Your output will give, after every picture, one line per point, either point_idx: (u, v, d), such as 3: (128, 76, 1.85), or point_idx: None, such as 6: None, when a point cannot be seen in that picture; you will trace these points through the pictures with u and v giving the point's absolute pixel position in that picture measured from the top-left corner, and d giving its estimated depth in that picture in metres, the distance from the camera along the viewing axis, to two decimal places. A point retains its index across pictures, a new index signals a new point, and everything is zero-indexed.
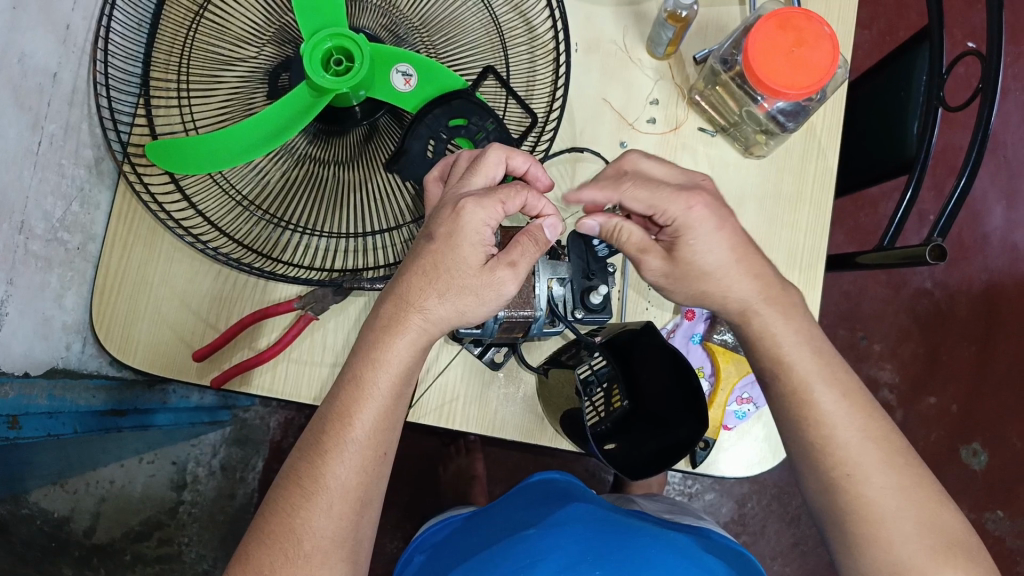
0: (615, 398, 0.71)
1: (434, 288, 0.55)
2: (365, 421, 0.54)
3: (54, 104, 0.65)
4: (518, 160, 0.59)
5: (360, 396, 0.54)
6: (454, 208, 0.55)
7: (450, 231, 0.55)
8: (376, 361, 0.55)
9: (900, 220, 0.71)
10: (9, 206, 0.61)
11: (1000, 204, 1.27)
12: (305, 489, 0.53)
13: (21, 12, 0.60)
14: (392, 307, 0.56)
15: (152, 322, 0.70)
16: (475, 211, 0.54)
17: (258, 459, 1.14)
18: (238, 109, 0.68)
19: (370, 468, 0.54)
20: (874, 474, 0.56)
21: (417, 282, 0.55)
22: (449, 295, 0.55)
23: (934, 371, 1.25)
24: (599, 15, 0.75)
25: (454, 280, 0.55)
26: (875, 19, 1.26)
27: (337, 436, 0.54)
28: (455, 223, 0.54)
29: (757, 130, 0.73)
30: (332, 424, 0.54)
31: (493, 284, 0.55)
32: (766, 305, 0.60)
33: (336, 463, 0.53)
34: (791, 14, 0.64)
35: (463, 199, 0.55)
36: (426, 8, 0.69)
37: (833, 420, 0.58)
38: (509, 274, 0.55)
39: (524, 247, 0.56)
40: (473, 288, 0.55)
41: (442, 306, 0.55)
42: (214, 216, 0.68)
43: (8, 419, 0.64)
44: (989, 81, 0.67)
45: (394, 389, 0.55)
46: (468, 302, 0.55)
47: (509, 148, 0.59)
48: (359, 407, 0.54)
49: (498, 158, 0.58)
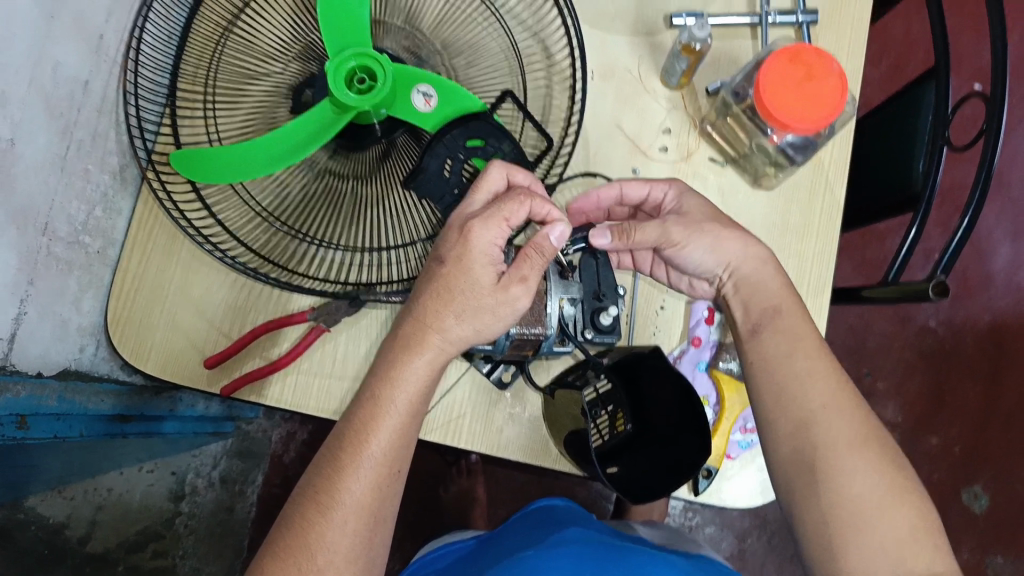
0: (620, 422, 0.69)
1: (452, 309, 0.56)
2: (382, 438, 0.55)
3: (84, 111, 0.66)
4: (519, 176, 0.61)
5: (377, 413, 0.55)
6: (462, 231, 0.56)
7: (459, 255, 0.56)
8: (394, 379, 0.56)
9: (905, 256, 0.73)
10: (35, 209, 0.63)
11: (1005, 243, 1.29)
12: (321, 505, 0.53)
13: (56, 21, 0.62)
14: (411, 325, 0.57)
15: (166, 328, 0.71)
16: (481, 232, 0.56)
17: (257, 473, 1.19)
18: (263, 123, 0.69)
19: (384, 485, 0.55)
20: (890, 515, 0.56)
21: (432, 305, 0.56)
22: (467, 316, 0.56)
23: (937, 409, 1.25)
24: (615, 43, 0.77)
25: (469, 301, 0.56)
26: (883, 56, 1.29)
27: (355, 453, 0.54)
28: (464, 247, 0.56)
29: (767, 162, 0.75)
30: (349, 442, 0.55)
31: (508, 301, 0.56)
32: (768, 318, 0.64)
33: (351, 479, 0.53)
34: (802, 49, 0.67)
35: (470, 220, 0.56)
36: (449, 32, 0.71)
37: (843, 442, 0.58)
38: (522, 290, 0.56)
39: (532, 261, 0.57)
40: (490, 308, 0.57)
41: (461, 327, 0.57)
42: (234, 227, 0.70)
43: (16, 419, 0.64)
44: (993, 122, 0.70)
45: (412, 406, 0.56)
46: (484, 320, 0.57)
47: (510, 165, 0.60)
48: (379, 424, 0.55)
49: (499, 173, 0.59)
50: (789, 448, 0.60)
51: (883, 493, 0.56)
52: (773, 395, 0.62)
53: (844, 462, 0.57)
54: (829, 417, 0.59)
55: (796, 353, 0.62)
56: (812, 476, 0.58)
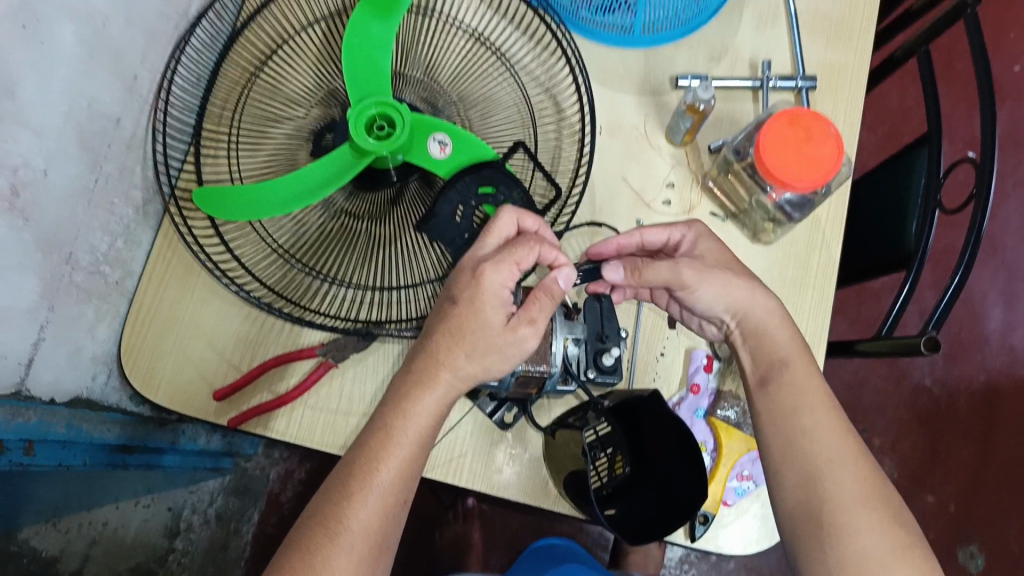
0: (619, 464, 0.71)
1: (463, 347, 0.58)
2: (391, 468, 0.56)
3: (114, 146, 0.69)
4: (529, 221, 0.63)
5: (387, 444, 0.56)
6: (474, 273, 0.58)
7: (472, 296, 0.58)
8: (406, 410, 0.57)
9: (898, 312, 0.75)
10: (61, 238, 0.64)
11: (998, 306, 1.32)
12: (328, 529, 0.54)
13: (96, 62, 0.64)
14: (423, 362, 0.58)
15: (177, 359, 0.73)
16: (493, 275, 0.58)
17: (253, 511, 1.19)
18: (283, 164, 0.71)
19: (389, 514, 0.56)
20: (890, 564, 0.56)
21: (445, 341, 0.58)
22: (477, 355, 0.58)
23: (932, 468, 1.26)
24: (623, 101, 0.81)
25: (479, 340, 0.58)
26: (880, 122, 1.34)
27: (364, 481, 0.55)
28: (476, 289, 0.58)
29: (766, 218, 0.78)
30: (359, 470, 0.56)
31: (515, 342, 0.58)
32: (771, 363, 0.66)
33: (359, 506, 0.55)
34: (800, 113, 0.70)
35: (482, 263, 0.58)
36: (465, 85, 0.74)
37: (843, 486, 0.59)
38: (529, 331, 0.58)
39: (542, 303, 0.59)
40: (498, 347, 0.58)
41: (470, 366, 0.58)
42: (251, 263, 0.72)
43: (23, 445, 0.65)
44: (983, 187, 0.73)
45: (421, 439, 0.58)
46: (493, 359, 0.58)
47: (519, 210, 0.63)
48: (388, 455, 0.56)
49: (510, 219, 0.62)
50: (796, 501, 0.61)
51: (889, 549, 0.57)
52: (780, 442, 0.63)
53: (844, 509, 0.59)
54: (836, 471, 0.60)
55: (801, 407, 0.63)
56: (817, 529, 0.59)
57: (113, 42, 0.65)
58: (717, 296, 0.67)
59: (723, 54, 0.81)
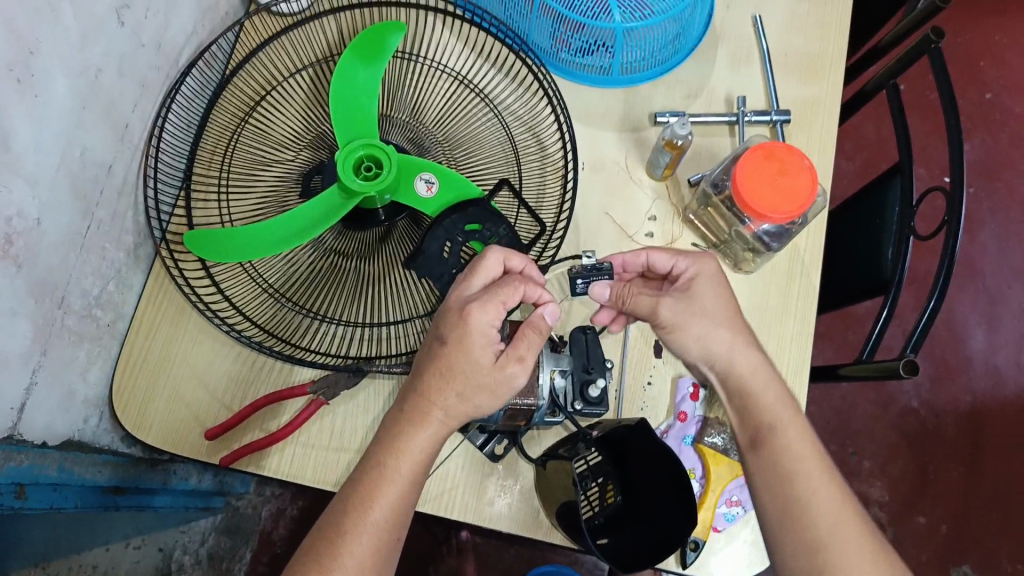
0: (609, 494, 0.73)
1: (453, 387, 0.59)
2: (384, 505, 0.57)
3: (106, 192, 0.70)
4: (515, 261, 0.64)
5: (382, 481, 0.57)
6: (461, 312, 0.59)
7: (460, 335, 0.59)
8: (398, 449, 0.58)
9: (877, 337, 0.77)
10: (53, 282, 0.65)
11: (980, 328, 1.34)
12: (321, 566, 0.54)
13: (88, 111, 0.66)
14: (413, 401, 0.59)
15: (168, 402, 0.74)
16: (479, 314, 0.59)
17: (246, 551, 1.15)
18: (274, 207, 0.72)
19: (384, 553, 0.56)
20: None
21: (435, 382, 0.59)
22: (467, 394, 0.59)
23: (923, 491, 1.27)
24: (604, 139, 0.84)
25: (470, 378, 0.59)
26: (858, 151, 1.37)
27: (358, 519, 0.56)
28: (464, 327, 0.59)
29: (745, 248, 0.80)
30: (353, 507, 0.56)
31: (504, 379, 0.59)
32: (765, 408, 0.62)
33: (353, 544, 0.55)
34: (774, 147, 0.73)
35: (469, 303, 0.59)
36: (450, 126, 0.77)
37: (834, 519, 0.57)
38: (518, 368, 0.59)
39: (530, 339, 0.61)
40: (487, 385, 0.59)
41: (461, 405, 0.59)
42: (242, 303, 0.73)
43: (14, 489, 0.66)
44: (954, 213, 0.76)
45: (413, 476, 0.58)
46: (481, 398, 0.59)
47: (506, 250, 0.63)
48: (381, 492, 0.57)
49: (497, 259, 0.63)
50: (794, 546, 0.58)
51: None
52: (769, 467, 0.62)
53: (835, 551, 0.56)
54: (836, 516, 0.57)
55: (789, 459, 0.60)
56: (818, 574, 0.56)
57: (107, 93, 0.68)
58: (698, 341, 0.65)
59: (700, 92, 0.84)
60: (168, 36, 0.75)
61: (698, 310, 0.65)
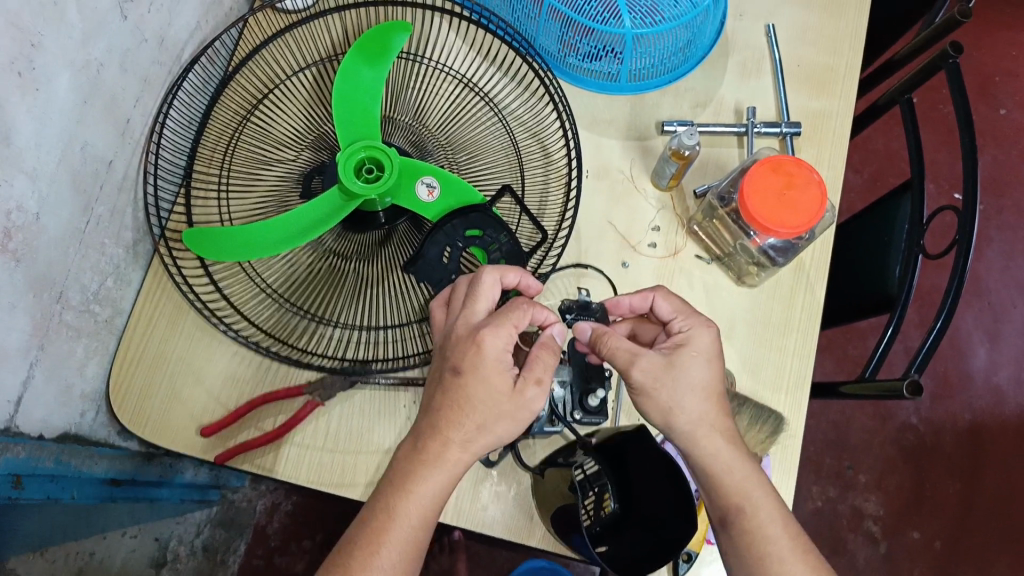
0: (606, 500, 0.66)
1: (473, 420, 0.58)
2: (393, 548, 0.57)
3: (106, 188, 0.70)
4: (511, 277, 0.63)
5: (388, 523, 0.57)
6: (475, 341, 0.58)
7: (474, 364, 0.58)
8: (409, 491, 0.57)
9: (882, 354, 0.76)
10: (51, 278, 0.65)
11: (983, 345, 1.32)
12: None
13: (90, 107, 0.66)
14: (427, 441, 0.58)
15: (164, 401, 0.74)
16: (492, 339, 0.58)
17: (240, 543, 1.21)
18: (275, 206, 0.72)
19: None
20: None
21: (450, 417, 0.58)
22: (488, 425, 0.58)
23: (919, 506, 1.26)
24: (609, 146, 0.83)
25: (488, 408, 0.58)
26: (866, 163, 1.35)
27: (364, 562, 0.56)
28: (477, 355, 0.58)
29: (750, 261, 0.79)
30: (361, 549, 0.57)
31: (525, 405, 0.59)
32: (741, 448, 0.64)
33: None
34: (783, 160, 0.72)
35: (481, 329, 0.59)
36: (453, 130, 0.76)
37: (793, 562, 0.61)
38: (537, 392, 0.59)
39: (544, 360, 0.60)
40: (508, 413, 0.58)
41: (481, 435, 0.58)
42: (240, 302, 0.73)
43: (12, 478, 0.65)
44: (964, 232, 0.74)
45: (423, 520, 0.58)
46: (504, 426, 0.58)
47: (501, 268, 0.62)
48: (390, 534, 0.57)
49: (494, 279, 0.61)
50: None
51: None
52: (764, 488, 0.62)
53: None
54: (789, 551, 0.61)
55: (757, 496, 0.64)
56: None
57: (109, 90, 0.68)
58: (659, 411, 0.63)
59: (708, 101, 0.83)
60: (170, 33, 0.75)
61: (670, 383, 0.62)
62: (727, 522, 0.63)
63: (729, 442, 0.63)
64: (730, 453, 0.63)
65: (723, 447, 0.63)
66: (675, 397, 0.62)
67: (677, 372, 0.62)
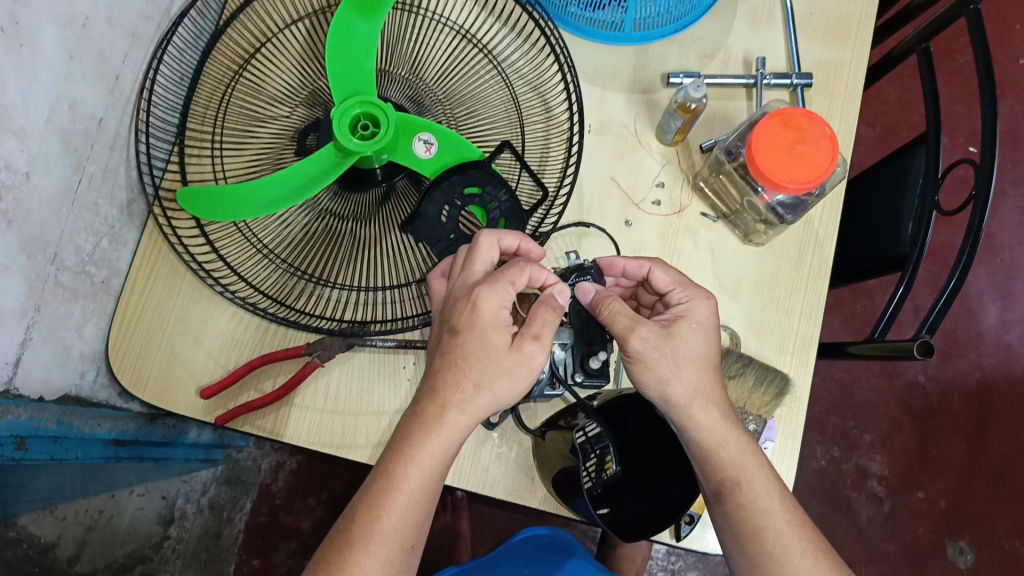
0: (608, 463, 0.65)
1: (470, 378, 0.57)
2: (395, 514, 0.57)
3: (97, 147, 0.68)
4: (508, 240, 0.62)
5: (388, 489, 0.57)
6: (470, 299, 0.58)
7: (471, 321, 0.57)
8: (407, 455, 0.57)
9: (892, 314, 0.74)
10: (45, 238, 0.64)
11: (995, 303, 1.30)
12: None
13: (78, 62, 0.64)
14: (427, 404, 0.58)
15: (164, 360, 0.74)
16: (489, 298, 0.58)
17: (246, 501, 1.23)
18: (269, 163, 0.71)
19: (395, 562, 0.57)
20: None
21: (450, 376, 0.57)
22: (485, 383, 0.57)
23: (923, 465, 1.26)
24: (612, 100, 0.80)
25: (484, 364, 0.57)
26: (878, 117, 1.31)
27: (367, 529, 0.56)
28: (474, 313, 0.57)
29: (757, 219, 0.77)
30: (362, 516, 0.57)
31: (523, 360, 0.57)
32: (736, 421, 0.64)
33: (364, 555, 0.56)
34: (794, 113, 0.69)
35: (476, 288, 0.58)
36: (451, 83, 0.74)
37: (790, 533, 0.63)
38: (536, 347, 0.57)
39: (545, 317, 0.58)
40: (505, 369, 0.57)
41: (479, 394, 0.57)
42: (236, 263, 0.72)
43: (14, 440, 0.66)
44: (981, 187, 0.71)
45: (423, 484, 0.57)
46: (502, 383, 0.57)
47: (498, 231, 0.61)
48: (390, 500, 0.57)
49: (491, 242, 0.60)
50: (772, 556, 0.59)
51: None
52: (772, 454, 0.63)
53: None
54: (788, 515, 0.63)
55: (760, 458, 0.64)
56: None
57: (97, 45, 0.66)
58: (654, 384, 0.62)
59: (716, 52, 0.80)
60: None
61: (668, 353, 0.61)
62: (726, 490, 0.63)
63: (725, 414, 0.64)
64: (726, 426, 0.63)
65: (720, 419, 0.63)
66: (673, 369, 0.61)
67: (676, 342, 0.62)
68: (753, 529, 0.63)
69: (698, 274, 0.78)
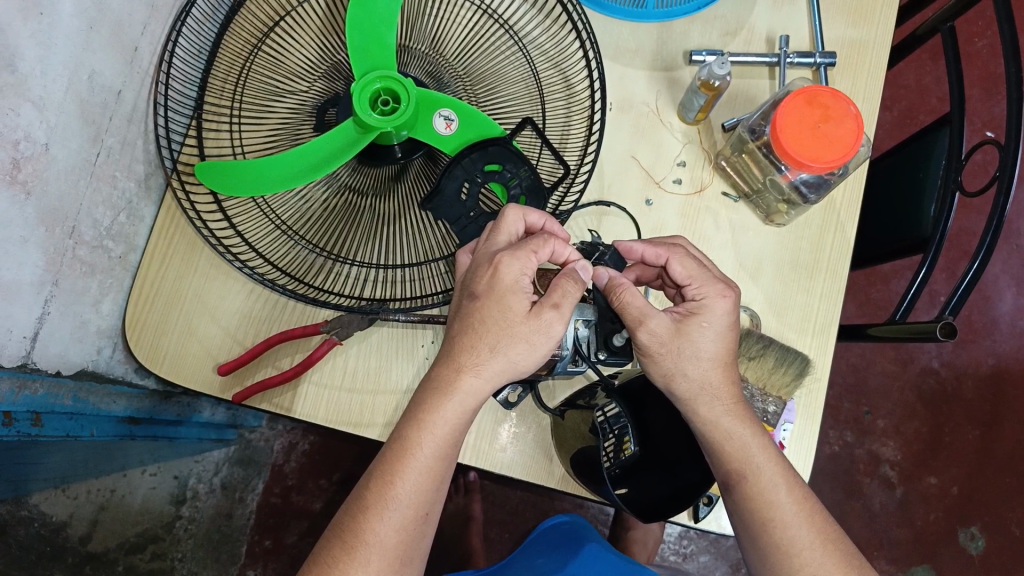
0: (626, 442, 0.63)
1: (485, 342, 0.56)
2: (408, 480, 0.56)
3: (115, 119, 0.68)
4: (534, 217, 0.61)
5: (403, 455, 0.56)
6: (491, 263, 0.57)
7: (491, 287, 0.57)
8: (423, 421, 0.57)
9: (913, 296, 0.73)
10: (64, 211, 0.64)
11: (1010, 290, 1.29)
12: (346, 543, 0.56)
13: (96, 32, 0.63)
14: (442, 369, 0.57)
15: (181, 334, 0.73)
16: (511, 264, 0.57)
17: (258, 481, 1.23)
18: (287, 138, 0.70)
19: (410, 529, 0.56)
20: None
21: (468, 342, 0.57)
22: (501, 347, 0.56)
23: (936, 452, 1.26)
24: (633, 78, 0.79)
25: (503, 331, 0.56)
26: (896, 101, 1.30)
27: (380, 495, 0.56)
28: (494, 279, 0.57)
29: (779, 199, 0.76)
30: (375, 482, 0.57)
31: (541, 328, 0.56)
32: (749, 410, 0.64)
33: (378, 521, 0.56)
34: (818, 90, 0.68)
35: (499, 253, 0.57)
36: (471, 59, 0.73)
37: (801, 524, 0.62)
38: (554, 315, 0.56)
39: (565, 288, 0.57)
40: (523, 335, 0.56)
41: (494, 359, 0.56)
42: (254, 238, 0.71)
43: (32, 416, 0.65)
44: (1006, 168, 0.70)
45: (438, 451, 0.57)
46: (519, 351, 0.56)
47: (525, 207, 0.61)
48: (405, 467, 0.56)
49: (517, 216, 0.60)
50: None
51: None
52: None
53: None
54: (798, 498, 0.63)
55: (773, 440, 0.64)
56: None
57: (114, 15, 0.65)
58: (661, 377, 0.63)
59: (740, 29, 0.79)
60: None
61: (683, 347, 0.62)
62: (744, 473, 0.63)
63: (738, 402, 0.64)
64: (735, 416, 0.63)
65: (735, 403, 0.63)
66: (679, 364, 0.62)
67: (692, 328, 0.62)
68: (769, 513, 0.62)
69: (718, 253, 0.77)
